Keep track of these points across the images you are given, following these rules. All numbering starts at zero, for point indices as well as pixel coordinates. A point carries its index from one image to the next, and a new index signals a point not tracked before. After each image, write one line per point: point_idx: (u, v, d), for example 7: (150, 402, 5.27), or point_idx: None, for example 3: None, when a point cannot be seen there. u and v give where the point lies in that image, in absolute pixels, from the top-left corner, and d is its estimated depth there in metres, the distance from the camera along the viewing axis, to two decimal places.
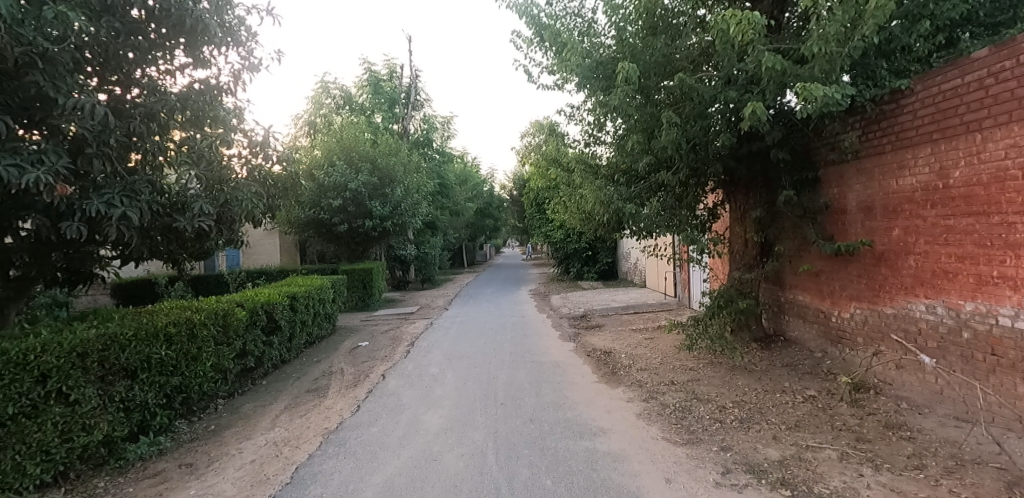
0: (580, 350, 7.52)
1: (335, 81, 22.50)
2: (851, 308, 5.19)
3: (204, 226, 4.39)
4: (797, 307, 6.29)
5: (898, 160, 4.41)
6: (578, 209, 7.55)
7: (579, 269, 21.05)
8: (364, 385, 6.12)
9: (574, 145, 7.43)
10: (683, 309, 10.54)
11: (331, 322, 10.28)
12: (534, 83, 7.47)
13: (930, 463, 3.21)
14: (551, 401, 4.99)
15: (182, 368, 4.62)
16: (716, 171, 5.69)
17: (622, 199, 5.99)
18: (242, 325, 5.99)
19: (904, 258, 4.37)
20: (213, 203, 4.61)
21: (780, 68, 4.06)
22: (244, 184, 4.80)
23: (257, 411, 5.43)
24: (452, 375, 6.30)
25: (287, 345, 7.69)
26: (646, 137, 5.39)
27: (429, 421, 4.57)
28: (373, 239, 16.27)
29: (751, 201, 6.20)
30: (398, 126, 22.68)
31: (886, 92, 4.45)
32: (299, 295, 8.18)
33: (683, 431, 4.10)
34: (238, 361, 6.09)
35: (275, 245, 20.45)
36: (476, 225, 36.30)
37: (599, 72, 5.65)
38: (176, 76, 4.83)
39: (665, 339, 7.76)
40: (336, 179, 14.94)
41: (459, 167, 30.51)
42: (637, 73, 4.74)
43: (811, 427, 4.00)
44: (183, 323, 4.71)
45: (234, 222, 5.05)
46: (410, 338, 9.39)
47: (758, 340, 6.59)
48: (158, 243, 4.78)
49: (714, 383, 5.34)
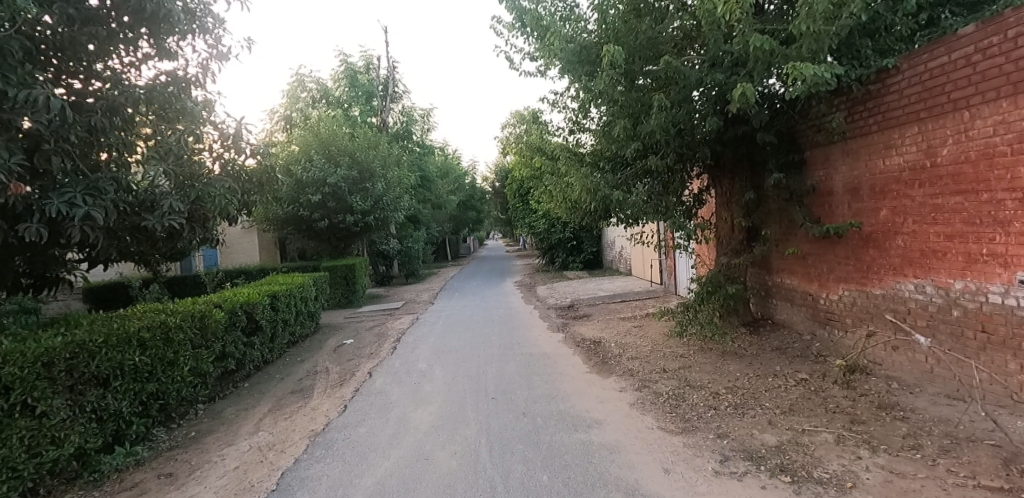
0: (570, 341, 7.46)
1: (310, 74, 21.90)
2: (838, 290, 5.22)
3: (174, 225, 4.08)
4: (784, 291, 6.31)
5: (884, 141, 4.39)
6: (563, 199, 7.45)
7: (564, 259, 21.09)
8: (351, 384, 5.96)
9: (558, 133, 7.30)
10: (670, 296, 10.54)
11: (314, 321, 10.04)
12: (516, 70, 7.28)
13: (926, 442, 3.22)
14: (543, 394, 4.90)
15: (158, 374, 4.40)
16: (704, 155, 5.62)
17: (609, 187, 5.88)
18: (221, 327, 5.78)
19: (893, 238, 4.39)
20: (182, 200, 4.26)
21: (769, 48, 3.96)
22: (216, 179, 4.55)
23: (240, 415, 5.23)
24: (441, 371, 6.17)
25: (269, 346, 7.46)
26: (633, 123, 5.30)
27: (419, 419, 4.45)
28: (355, 234, 15.97)
29: (737, 186, 6.19)
30: (377, 119, 22.22)
31: (871, 72, 4.40)
32: (280, 294, 7.93)
33: (678, 419, 4.05)
34: (218, 364, 5.86)
35: (253, 243, 19.98)
36: (459, 218, 36.02)
37: (583, 57, 5.47)
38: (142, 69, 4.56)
39: (653, 327, 7.74)
40: (315, 174, 14.55)
41: (440, 160, 30.21)
42: (623, 57, 4.61)
43: (805, 411, 4.01)
44: (158, 327, 4.48)
45: (205, 220, 4.78)
46: (396, 334, 9.21)
47: (746, 325, 6.62)
48: (127, 243, 4.52)
49: (707, 370, 5.32)
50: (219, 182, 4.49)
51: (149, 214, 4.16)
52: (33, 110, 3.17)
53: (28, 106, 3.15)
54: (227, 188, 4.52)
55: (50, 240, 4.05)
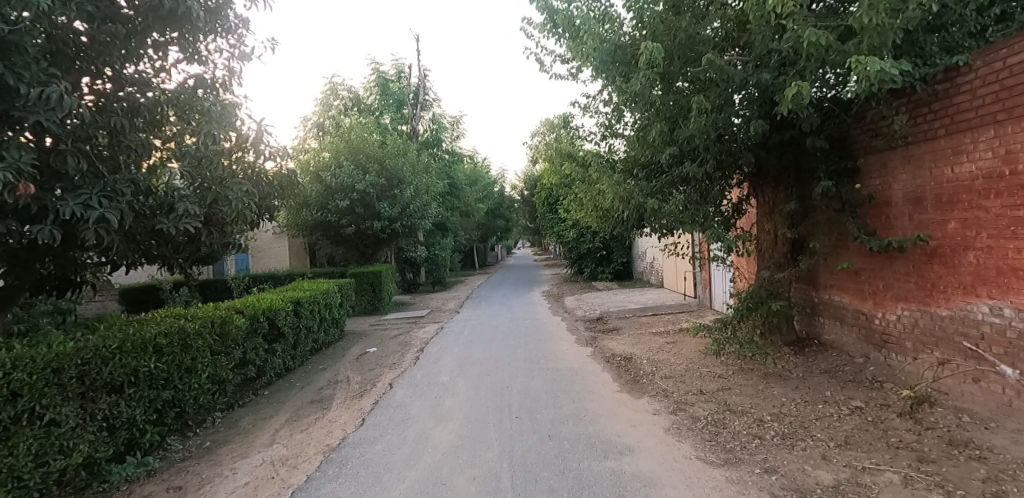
0: (598, 356, 7.13)
1: (343, 83, 22.37)
2: (897, 309, 4.75)
3: (189, 228, 4.02)
4: (833, 308, 5.84)
5: (953, 146, 3.96)
6: (594, 207, 7.16)
7: (593, 269, 20.64)
8: (370, 396, 5.80)
9: (589, 139, 7.05)
10: (705, 311, 10.05)
11: (339, 327, 10.01)
12: (546, 73, 7.07)
13: (1011, 489, 2.79)
14: (570, 414, 4.61)
15: (174, 381, 4.36)
16: (746, 161, 5.26)
17: (642, 195, 5.56)
18: (242, 333, 5.75)
19: (963, 254, 3.94)
20: (197, 202, 4.19)
21: (824, 43, 3.60)
22: (235, 181, 4.52)
23: (257, 426, 5.13)
24: (463, 384, 5.97)
25: (291, 353, 7.42)
26: (670, 127, 5.03)
27: (438, 438, 4.23)
28: (381, 240, 16.05)
29: (781, 195, 5.79)
30: (407, 127, 22.47)
31: (939, 70, 3.99)
32: (304, 300, 7.90)
33: (719, 449, 3.69)
34: (239, 371, 5.81)
35: (283, 248, 20.38)
36: (487, 226, 35.95)
37: (618, 57, 5.19)
38: (171, 73, 4.69)
39: (687, 343, 7.33)
40: (343, 180, 14.68)
41: (469, 168, 30.34)
42: (661, 55, 4.32)
43: (863, 445, 3.59)
44: (175, 333, 4.45)
45: (223, 225, 4.74)
46: (420, 343, 9.06)
47: (790, 344, 6.16)
48: (147, 246, 4.51)
49: (748, 393, 4.91)
50: (237, 185, 4.47)
51: (165, 217, 4.12)
52: (47, 107, 3.16)
53: (40, 102, 3.12)
54: (245, 191, 4.48)
55: (73, 242, 4.05)
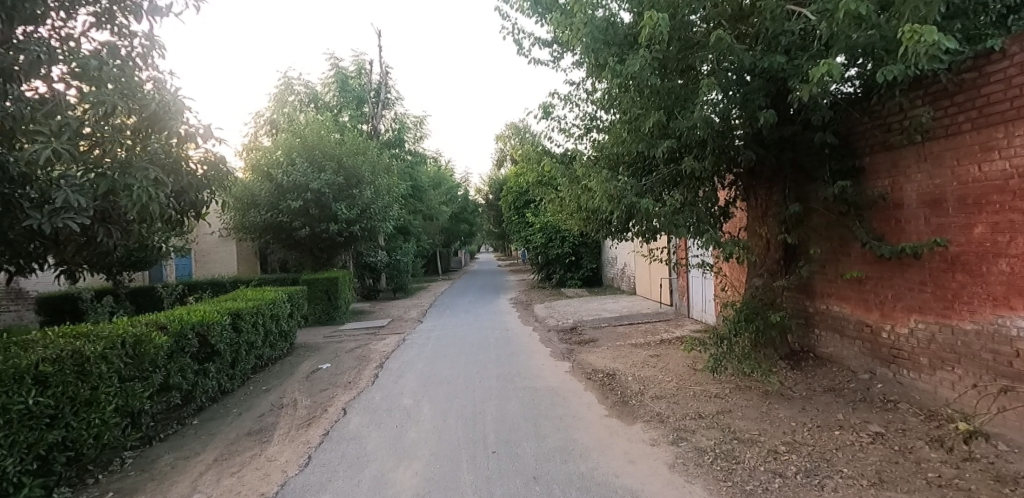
0: (579, 372, 6.49)
1: (299, 78, 21.04)
2: (909, 322, 4.35)
3: (70, 227, 2.98)
4: (831, 319, 5.47)
5: (981, 142, 3.55)
6: (576, 207, 6.56)
7: (561, 275, 20.15)
8: (319, 425, 4.92)
9: (571, 132, 6.45)
10: (684, 320, 9.66)
11: (288, 341, 8.98)
12: (524, 57, 6.45)
13: None
14: (555, 448, 3.93)
15: (66, 418, 3.30)
16: (746, 158, 4.77)
17: (634, 192, 4.98)
18: (164, 353, 4.69)
19: (991, 262, 3.52)
20: (85, 192, 3.14)
21: (859, 14, 3.07)
22: (141, 165, 3.34)
23: (176, 467, 4.11)
24: (429, 409, 5.18)
25: (228, 374, 6.38)
26: (666, 117, 4.47)
27: (400, 483, 3.44)
28: (339, 244, 14.96)
29: (775, 197, 5.35)
30: (367, 125, 21.42)
31: (967, 58, 3.59)
32: (245, 312, 6.88)
33: (737, 492, 3.09)
34: (160, 399, 4.78)
35: (230, 252, 18.89)
36: (452, 231, 35.02)
37: (610, 37, 4.59)
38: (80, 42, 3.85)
39: (673, 356, 6.83)
40: (296, 178, 13.55)
41: (433, 170, 29.45)
42: (663, 31, 3.76)
43: (902, 483, 3.06)
44: (67, 358, 3.38)
45: (128, 223, 3.71)
46: (380, 357, 8.20)
47: (785, 358, 5.73)
48: (23, 245, 3.50)
49: (751, 416, 4.38)
50: (141, 170, 3.27)
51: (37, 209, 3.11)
52: None
53: None
54: (153, 177, 3.30)
55: None
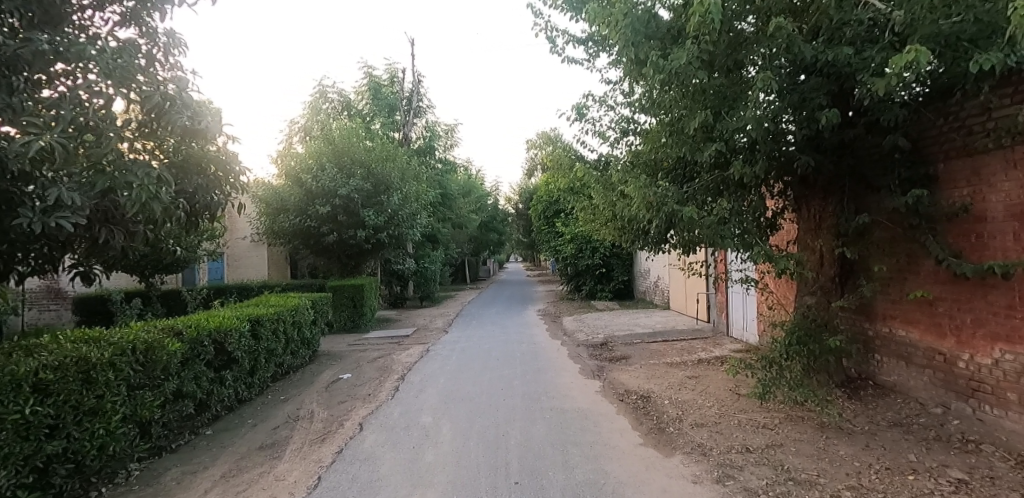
0: (610, 393, 6.07)
1: (334, 86, 21.46)
2: (994, 352, 3.79)
3: (64, 227, 2.81)
4: (895, 345, 4.92)
5: None
6: (609, 216, 6.19)
7: (591, 287, 19.64)
8: (332, 442, 4.67)
9: (605, 136, 6.12)
10: (723, 339, 9.09)
11: (310, 349, 8.86)
12: (557, 55, 6.21)
13: None
14: (583, 481, 3.55)
15: (67, 428, 3.16)
16: (801, 164, 4.32)
17: (674, 201, 4.58)
18: (177, 360, 4.55)
19: None
20: (85, 190, 2.98)
21: None
22: (144, 163, 3.17)
23: (183, 482, 3.93)
24: (449, 429, 4.88)
25: (245, 382, 6.24)
26: (712, 118, 4.09)
27: None
28: (367, 251, 14.98)
29: (832, 208, 4.86)
30: (399, 133, 21.60)
31: None
32: (265, 319, 6.76)
33: None
34: (172, 407, 4.64)
35: (262, 258, 19.24)
36: (480, 239, 34.95)
37: (651, 30, 4.28)
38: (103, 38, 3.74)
39: (713, 379, 6.34)
40: (326, 183, 13.67)
41: (463, 179, 29.53)
42: (713, 21, 3.42)
43: None
44: (70, 364, 3.24)
45: (132, 224, 3.54)
46: (402, 368, 7.99)
47: (841, 386, 5.18)
48: (27, 243, 3.37)
49: (806, 453, 3.89)
50: (143, 167, 3.10)
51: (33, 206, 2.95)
52: None
53: None
54: (155, 175, 3.10)
55: None
